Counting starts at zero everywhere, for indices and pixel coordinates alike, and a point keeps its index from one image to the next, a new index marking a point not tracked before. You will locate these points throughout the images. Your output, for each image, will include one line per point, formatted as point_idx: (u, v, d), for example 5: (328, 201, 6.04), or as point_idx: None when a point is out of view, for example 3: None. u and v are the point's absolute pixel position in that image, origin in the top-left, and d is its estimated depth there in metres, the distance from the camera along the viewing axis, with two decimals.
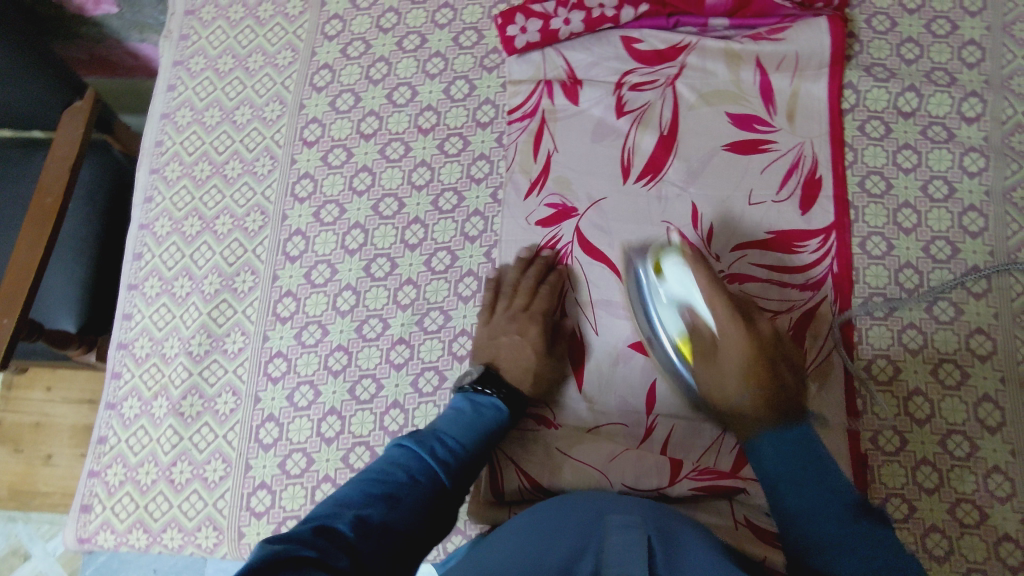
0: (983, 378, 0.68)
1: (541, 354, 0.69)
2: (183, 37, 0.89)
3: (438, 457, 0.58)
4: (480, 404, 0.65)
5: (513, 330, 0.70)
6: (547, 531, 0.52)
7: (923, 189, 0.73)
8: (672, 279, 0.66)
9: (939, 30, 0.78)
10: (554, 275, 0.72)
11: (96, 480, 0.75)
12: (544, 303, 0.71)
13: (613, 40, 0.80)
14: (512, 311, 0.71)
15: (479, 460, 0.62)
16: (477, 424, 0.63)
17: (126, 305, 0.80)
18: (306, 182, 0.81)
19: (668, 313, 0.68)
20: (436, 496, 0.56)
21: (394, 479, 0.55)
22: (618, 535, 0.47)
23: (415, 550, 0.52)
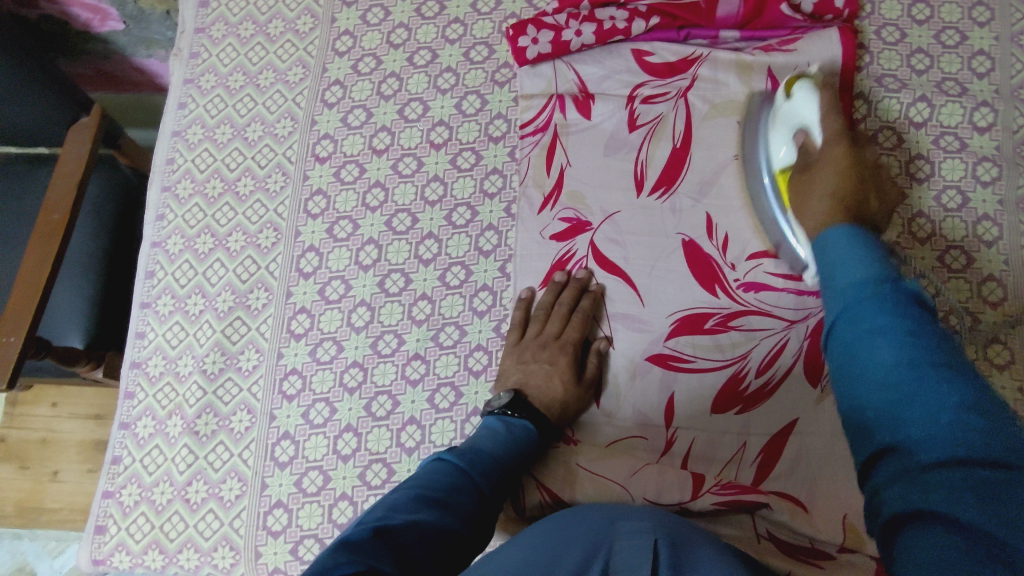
0: (1002, 387, 0.68)
1: (570, 384, 0.69)
2: (193, 54, 0.89)
3: (478, 470, 0.59)
4: (513, 424, 0.65)
5: (544, 357, 0.70)
6: (560, 534, 0.52)
7: (937, 199, 0.74)
8: (800, 102, 0.67)
9: (949, 41, 0.79)
10: (586, 301, 0.72)
11: (111, 501, 0.74)
12: (575, 332, 0.71)
13: (623, 53, 0.80)
14: (543, 338, 0.71)
15: (515, 475, 0.62)
16: (512, 441, 0.63)
17: (139, 323, 0.80)
18: (319, 198, 0.81)
19: (783, 134, 0.69)
20: (478, 506, 0.57)
21: (439, 488, 0.55)
22: (628, 540, 0.47)
23: (462, 556, 0.52)
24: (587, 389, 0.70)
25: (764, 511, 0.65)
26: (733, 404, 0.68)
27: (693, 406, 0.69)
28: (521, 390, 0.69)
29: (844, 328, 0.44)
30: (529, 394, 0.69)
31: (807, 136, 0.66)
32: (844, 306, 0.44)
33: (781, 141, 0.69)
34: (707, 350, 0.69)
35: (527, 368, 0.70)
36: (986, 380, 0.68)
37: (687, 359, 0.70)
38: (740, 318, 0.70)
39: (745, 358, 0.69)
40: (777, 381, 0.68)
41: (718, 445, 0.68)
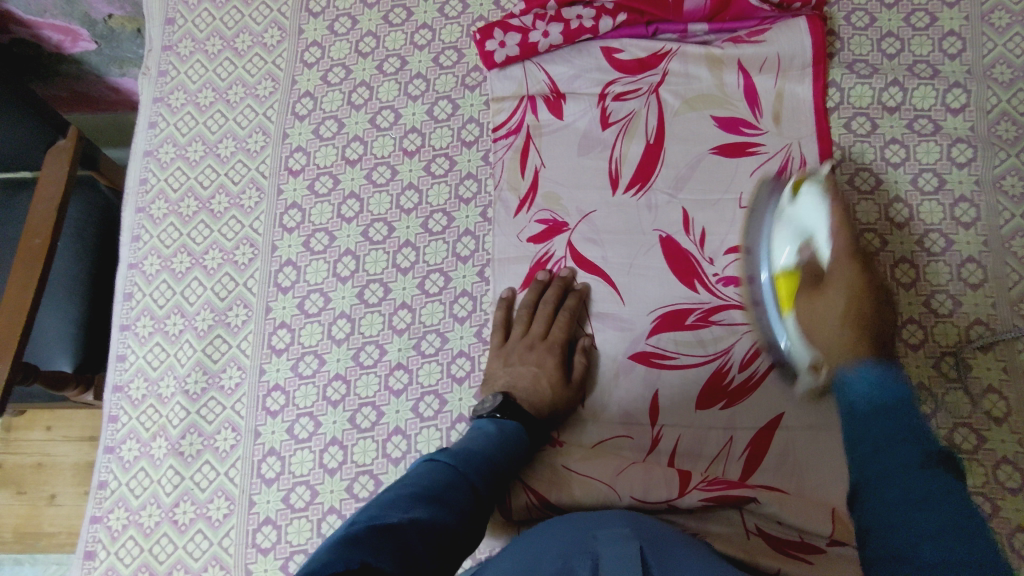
0: (986, 368, 0.67)
1: (558, 385, 0.69)
2: (161, 73, 0.88)
3: (473, 469, 0.58)
4: (503, 426, 0.64)
5: (530, 359, 0.70)
6: (535, 547, 0.51)
7: (913, 182, 0.73)
8: (805, 207, 0.66)
9: (919, 23, 0.78)
10: (572, 300, 0.72)
11: (99, 526, 0.74)
12: (561, 332, 0.71)
13: (593, 51, 0.79)
14: (529, 339, 0.71)
15: (506, 475, 0.61)
16: (504, 441, 0.63)
17: (119, 346, 0.79)
18: (294, 212, 0.80)
19: (782, 236, 0.67)
20: (473, 504, 0.56)
21: (434, 485, 0.54)
22: (611, 549, 0.48)
23: (456, 552, 0.51)
24: (575, 390, 0.70)
25: (752, 506, 0.64)
26: (717, 399, 0.68)
27: (677, 403, 0.69)
28: (509, 393, 0.68)
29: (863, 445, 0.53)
30: (517, 396, 0.68)
31: (815, 249, 0.66)
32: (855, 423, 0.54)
33: (783, 239, 0.67)
34: (690, 345, 0.69)
35: (515, 371, 0.70)
36: (970, 362, 0.68)
37: (669, 355, 0.69)
38: (721, 312, 0.70)
39: (727, 352, 0.69)
40: (761, 375, 0.68)
41: (705, 441, 0.68)
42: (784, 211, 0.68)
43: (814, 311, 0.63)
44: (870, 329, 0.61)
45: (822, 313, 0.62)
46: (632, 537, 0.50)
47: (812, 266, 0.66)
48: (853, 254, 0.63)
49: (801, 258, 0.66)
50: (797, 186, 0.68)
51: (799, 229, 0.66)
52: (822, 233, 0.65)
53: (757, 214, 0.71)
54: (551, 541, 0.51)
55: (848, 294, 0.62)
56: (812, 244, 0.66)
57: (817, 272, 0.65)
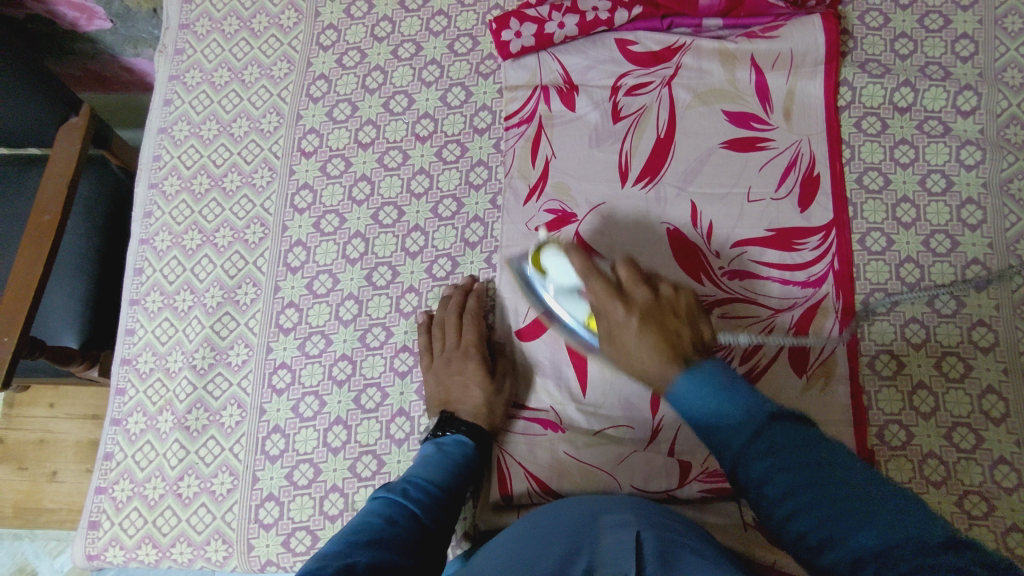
0: (986, 369, 0.68)
1: (484, 382, 0.70)
2: (178, 51, 0.89)
3: (415, 500, 0.58)
4: (444, 444, 0.66)
5: (453, 368, 0.71)
6: (538, 537, 0.51)
7: (921, 183, 0.74)
8: (560, 270, 0.62)
9: (932, 25, 0.79)
10: (472, 302, 0.73)
11: (103, 497, 0.75)
12: (472, 334, 0.72)
13: (607, 43, 0.80)
14: (447, 352, 0.72)
15: (453, 502, 0.62)
16: (449, 464, 0.64)
17: (128, 320, 0.80)
18: (305, 192, 0.81)
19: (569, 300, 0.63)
20: (421, 539, 0.55)
21: (380, 529, 0.53)
22: (613, 534, 0.48)
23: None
24: (504, 381, 0.71)
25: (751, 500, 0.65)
26: None
27: None
28: (447, 409, 0.69)
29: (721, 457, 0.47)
30: (455, 410, 0.69)
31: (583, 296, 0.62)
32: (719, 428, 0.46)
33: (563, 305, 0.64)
34: None
35: (447, 386, 0.71)
36: (971, 362, 0.68)
37: None
38: (724, 305, 0.71)
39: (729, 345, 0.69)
40: (763, 366, 0.69)
41: None
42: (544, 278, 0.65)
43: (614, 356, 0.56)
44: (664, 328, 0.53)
45: (623, 342, 0.54)
46: (632, 524, 0.49)
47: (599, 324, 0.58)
48: (609, 288, 0.57)
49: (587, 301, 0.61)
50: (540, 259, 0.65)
51: (569, 291, 0.63)
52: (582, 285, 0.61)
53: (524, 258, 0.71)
54: (556, 534, 0.51)
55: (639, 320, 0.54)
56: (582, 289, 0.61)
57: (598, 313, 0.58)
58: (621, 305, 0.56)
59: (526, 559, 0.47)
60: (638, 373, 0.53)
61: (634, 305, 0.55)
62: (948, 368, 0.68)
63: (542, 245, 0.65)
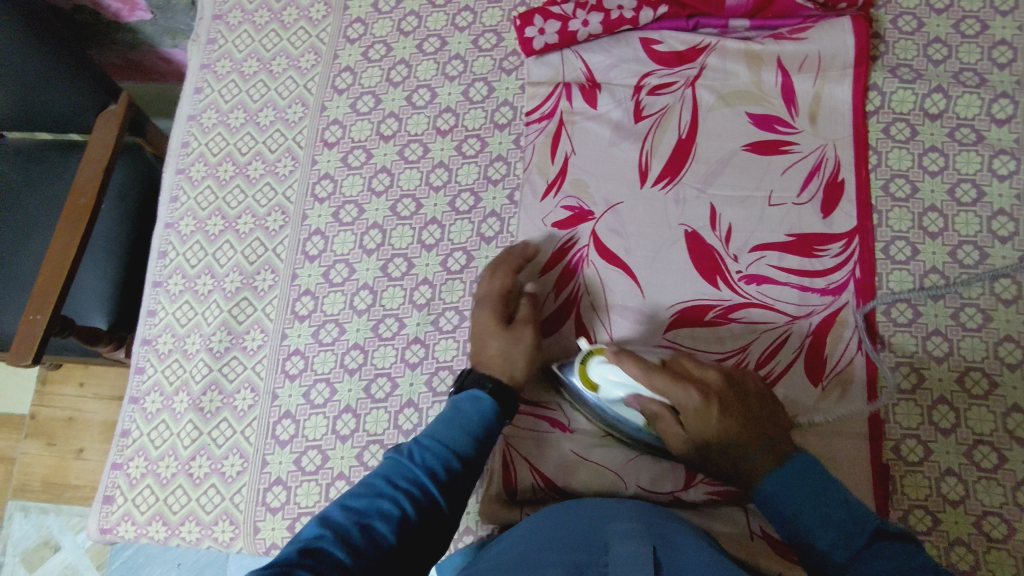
0: (1012, 387, 0.65)
1: (498, 331, 0.67)
2: (210, 41, 0.91)
3: (422, 457, 0.56)
4: (458, 400, 0.62)
5: (476, 321, 0.69)
6: (543, 545, 0.49)
7: (950, 192, 0.72)
8: (606, 386, 0.62)
9: (968, 30, 0.76)
10: (512, 260, 0.71)
11: (119, 472, 0.77)
12: (499, 284, 0.70)
13: (632, 41, 0.79)
14: (477, 301, 0.71)
15: (468, 456, 0.58)
16: (462, 418, 0.60)
17: (150, 302, 0.82)
18: (326, 182, 0.82)
19: (623, 407, 0.63)
20: (427, 498, 0.54)
21: (386, 493, 0.53)
22: (623, 546, 0.47)
23: (414, 552, 0.51)
24: (522, 330, 0.67)
25: (759, 507, 0.64)
26: None
27: None
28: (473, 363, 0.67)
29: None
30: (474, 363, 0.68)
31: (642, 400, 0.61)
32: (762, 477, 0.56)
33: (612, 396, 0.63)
34: (707, 342, 0.69)
35: (473, 337, 0.69)
36: (996, 379, 0.66)
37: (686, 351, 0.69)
38: (741, 310, 0.69)
39: (744, 350, 0.68)
40: (777, 374, 0.67)
41: None
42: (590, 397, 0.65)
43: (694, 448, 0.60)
44: (743, 420, 0.59)
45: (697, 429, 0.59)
46: (643, 536, 0.48)
47: (655, 414, 0.61)
48: (674, 377, 0.60)
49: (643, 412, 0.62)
50: (584, 374, 0.64)
51: (613, 400, 0.63)
52: (639, 390, 0.61)
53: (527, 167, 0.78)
54: (562, 538, 0.50)
55: (721, 409, 0.59)
56: (636, 396, 0.61)
57: (659, 418, 0.61)
58: (693, 392, 0.59)
59: (534, 563, 0.46)
60: (729, 452, 0.59)
61: (690, 395, 0.59)
62: (970, 384, 0.66)
63: (585, 355, 0.64)
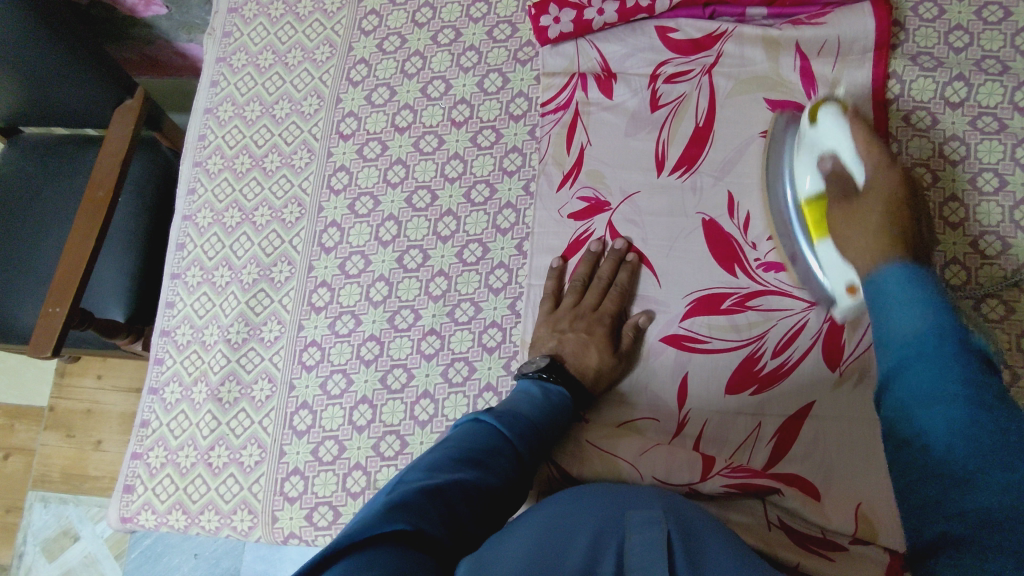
0: None
1: (606, 360, 0.68)
2: (226, 34, 0.92)
3: (518, 433, 0.57)
4: (550, 390, 0.63)
5: (580, 326, 0.69)
6: (559, 527, 0.49)
7: (971, 182, 0.71)
8: (825, 127, 0.65)
9: (991, 17, 0.75)
10: (625, 275, 0.71)
11: (139, 462, 0.78)
12: (612, 305, 0.70)
13: (647, 30, 0.78)
14: (580, 308, 0.71)
15: (547, 445, 0.60)
16: (550, 407, 0.62)
17: (169, 293, 0.83)
18: (341, 174, 0.82)
19: (806, 163, 0.67)
20: (514, 468, 0.56)
21: (477, 449, 0.54)
22: (638, 537, 0.46)
23: (494, 517, 0.52)
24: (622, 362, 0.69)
25: (776, 497, 0.63)
26: (748, 385, 0.67)
27: (707, 387, 0.68)
28: (555, 357, 0.68)
29: (907, 378, 0.48)
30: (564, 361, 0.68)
31: (835, 161, 0.65)
32: (899, 358, 0.49)
33: (806, 167, 0.67)
34: (724, 331, 0.68)
35: (561, 336, 0.69)
36: (1018, 370, 0.65)
37: (702, 339, 0.68)
38: (758, 297, 0.69)
39: (762, 338, 0.67)
40: (794, 362, 0.67)
41: (732, 426, 0.66)
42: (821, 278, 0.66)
43: (844, 215, 0.62)
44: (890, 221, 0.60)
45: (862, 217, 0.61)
46: (661, 521, 0.48)
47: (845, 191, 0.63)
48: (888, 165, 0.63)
49: (824, 176, 0.65)
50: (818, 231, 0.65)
51: (816, 151, 0.66)
52: (845, 149, 0.64)
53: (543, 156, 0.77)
54: (578, 521, 0.49)
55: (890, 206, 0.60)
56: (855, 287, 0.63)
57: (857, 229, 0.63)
58: (878, 158, 0.63)
59: (551, 546, 0.46)
60: (857, 252, 0.60)
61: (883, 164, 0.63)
62: None
63: (824, 100, 0.67)
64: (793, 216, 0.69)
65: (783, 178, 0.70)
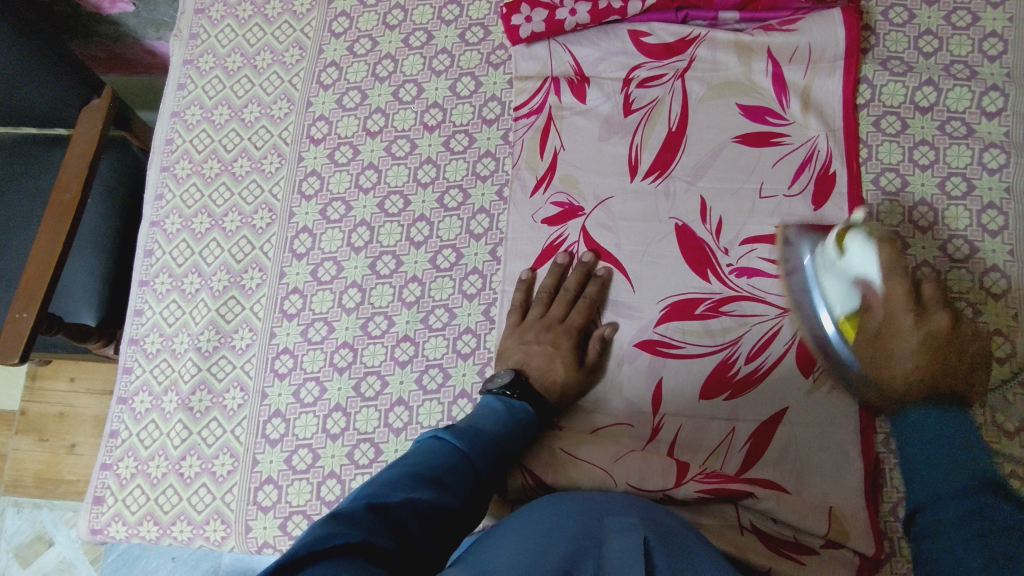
0: (1001, 380, 0.66)
1: (574, 374, 0.68)
2: (193, 35, 0.90)
3: (478, 451, 0.57)
4: (513, 406, 0.64)
5: (546, 339, 0.69)
6: (537, 534, 0.49)
7: (941, 186, 0.71)
8: (856, 259, 0.63)
9: (959, 22, 0.76)
10: (593, 287, 0.71)
11: (108, 473, 0.76)
12: (579, 318, 0.70)
13: (620, 34, 0.78)
14: (547, 320, 0.71)
15: (508, 461, 0.60)
16: (511, 423, 0.62)
17: (137, 301, 0.81)
18: (313, 179, 0.81)
19: (834, 288, 0.64)
20: (475, 485, 0.55)
21: (436, 467, 0.54)
22: (618, 541, 0.47)
23: (457, 534, 0.51)
24: (588, 376, 0.69)
25: (749, 501, 0.64)
26: (721, 390, 0.67)
27: (681, 393, 0.68)
28: (521, 371, 0.68)
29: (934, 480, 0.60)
30: (531, 374, 0.68)
31: (869, 289, 0.63)
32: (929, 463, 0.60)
33: (834, 293, 0.64)
34: (697, 336, 0.69)
35: (528, 349, 0.69)
36: None
37: (676, 344, 0.69)
38: (731, 303, 0.69)
39: (735, 344, 0.68)
40: (767, 368, 0.67)
41: (706, 432, 0.67)
42: (833, 275, 0.64)
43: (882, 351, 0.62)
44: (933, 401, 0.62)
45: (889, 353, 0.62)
46: (639, 529, 0.49)
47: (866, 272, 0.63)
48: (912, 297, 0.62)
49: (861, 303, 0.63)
50: (841, 237, 0.64)
51: (848, 283, 0.63)
52: (875, 276, 0.62)
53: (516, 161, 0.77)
54: (558, 526, 0.50)
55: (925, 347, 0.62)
56: (867, 300, 0.63)
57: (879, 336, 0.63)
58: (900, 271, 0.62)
59: (531, 551, 0.46)
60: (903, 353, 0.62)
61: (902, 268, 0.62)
62: None
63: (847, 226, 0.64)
64: (812, 298, 0.66)
65: (803, 263, 0.67)
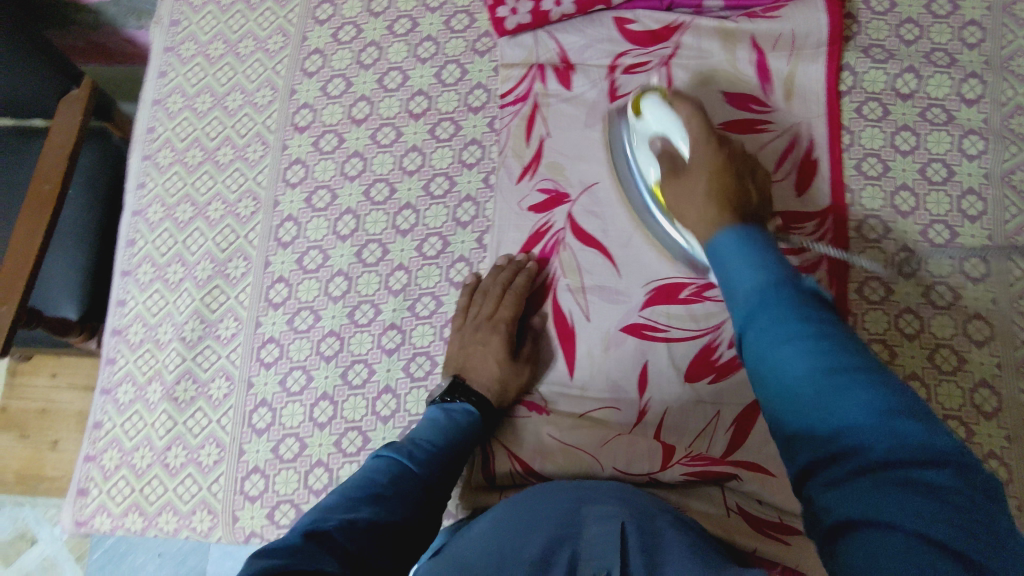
0: (980, 363, 0.67)
1: (507, 364, 0.69)
2: (174, 23, 0.89)
3: (422, 462, 0.58)
4: (453, 411, 0.65)
5: (480, 339, 0.70)
6: (518, 531, 0.50)
7: (921, 171, 0.72)
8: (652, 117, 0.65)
9: (939, 10, 0.77)
10: (521, 278, 0.71)
11: (92, 465, 0.76)
12: (509, 311, 0.70)
13: (605, 21, 0.78)
14: (479, 319, 0.71)
15: (456, 467, 0.61)
16: (455, 429, 0.63)
17: (119, 291, 0.80)
18: (297, 167, 0.81)
19: (646, 156, 0.67)
20: (423, 494, 0.56)
21: (379, 484, 0.54)
22: (601, 532, 0.48)
23: (409, 547, 0.52)
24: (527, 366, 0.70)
25: (734, 483, 0.65)
26: (706, 373, 0.68)
27: (666, 376, 0.68)
28: (460, 374, 0.69)
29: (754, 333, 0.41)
30: (470, 378, 0.69)
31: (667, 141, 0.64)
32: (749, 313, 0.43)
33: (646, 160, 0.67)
34: (682, 320, 0.69)
35: (466, 351, 0.70)
36: (965, 355, 0.67)
37: (661, 328, 0.69)
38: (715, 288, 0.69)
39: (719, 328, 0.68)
40: None
41: (692, 415, 0.67)
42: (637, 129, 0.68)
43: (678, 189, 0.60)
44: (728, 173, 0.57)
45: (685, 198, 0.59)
46: (622, 518, 0.49)
47: (674, 164, 0.62)
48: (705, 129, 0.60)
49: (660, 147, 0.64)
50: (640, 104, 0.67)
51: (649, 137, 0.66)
52: (672, 132, 0.63)
53: (503, 149, 0.77)
54: (541, 518, 0.51)
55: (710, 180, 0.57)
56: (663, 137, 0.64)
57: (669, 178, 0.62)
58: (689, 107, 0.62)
59: (512, 550, 0.47)
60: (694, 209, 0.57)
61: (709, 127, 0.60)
62: (941, 361, 0.67)
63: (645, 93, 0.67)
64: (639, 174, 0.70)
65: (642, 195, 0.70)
